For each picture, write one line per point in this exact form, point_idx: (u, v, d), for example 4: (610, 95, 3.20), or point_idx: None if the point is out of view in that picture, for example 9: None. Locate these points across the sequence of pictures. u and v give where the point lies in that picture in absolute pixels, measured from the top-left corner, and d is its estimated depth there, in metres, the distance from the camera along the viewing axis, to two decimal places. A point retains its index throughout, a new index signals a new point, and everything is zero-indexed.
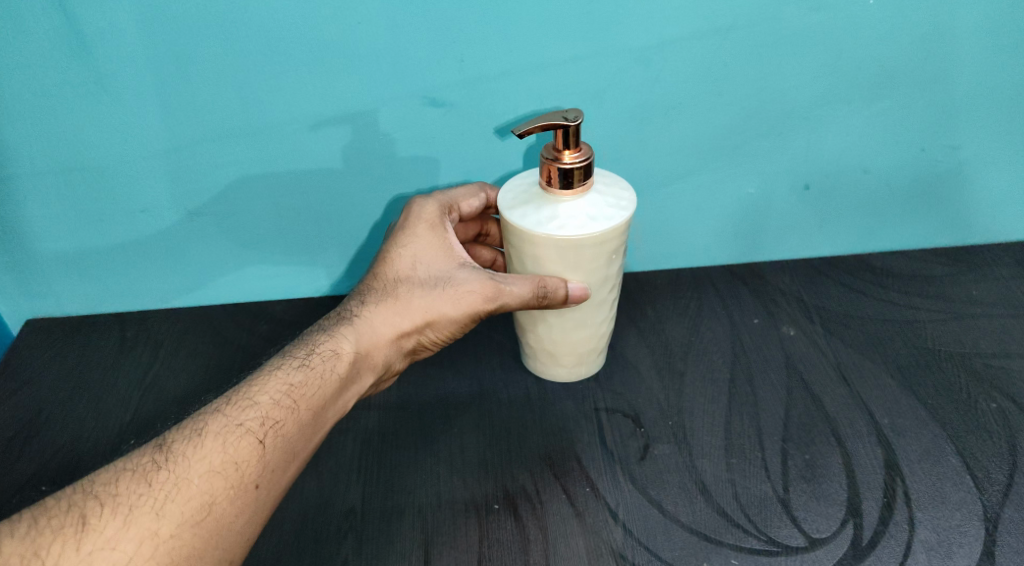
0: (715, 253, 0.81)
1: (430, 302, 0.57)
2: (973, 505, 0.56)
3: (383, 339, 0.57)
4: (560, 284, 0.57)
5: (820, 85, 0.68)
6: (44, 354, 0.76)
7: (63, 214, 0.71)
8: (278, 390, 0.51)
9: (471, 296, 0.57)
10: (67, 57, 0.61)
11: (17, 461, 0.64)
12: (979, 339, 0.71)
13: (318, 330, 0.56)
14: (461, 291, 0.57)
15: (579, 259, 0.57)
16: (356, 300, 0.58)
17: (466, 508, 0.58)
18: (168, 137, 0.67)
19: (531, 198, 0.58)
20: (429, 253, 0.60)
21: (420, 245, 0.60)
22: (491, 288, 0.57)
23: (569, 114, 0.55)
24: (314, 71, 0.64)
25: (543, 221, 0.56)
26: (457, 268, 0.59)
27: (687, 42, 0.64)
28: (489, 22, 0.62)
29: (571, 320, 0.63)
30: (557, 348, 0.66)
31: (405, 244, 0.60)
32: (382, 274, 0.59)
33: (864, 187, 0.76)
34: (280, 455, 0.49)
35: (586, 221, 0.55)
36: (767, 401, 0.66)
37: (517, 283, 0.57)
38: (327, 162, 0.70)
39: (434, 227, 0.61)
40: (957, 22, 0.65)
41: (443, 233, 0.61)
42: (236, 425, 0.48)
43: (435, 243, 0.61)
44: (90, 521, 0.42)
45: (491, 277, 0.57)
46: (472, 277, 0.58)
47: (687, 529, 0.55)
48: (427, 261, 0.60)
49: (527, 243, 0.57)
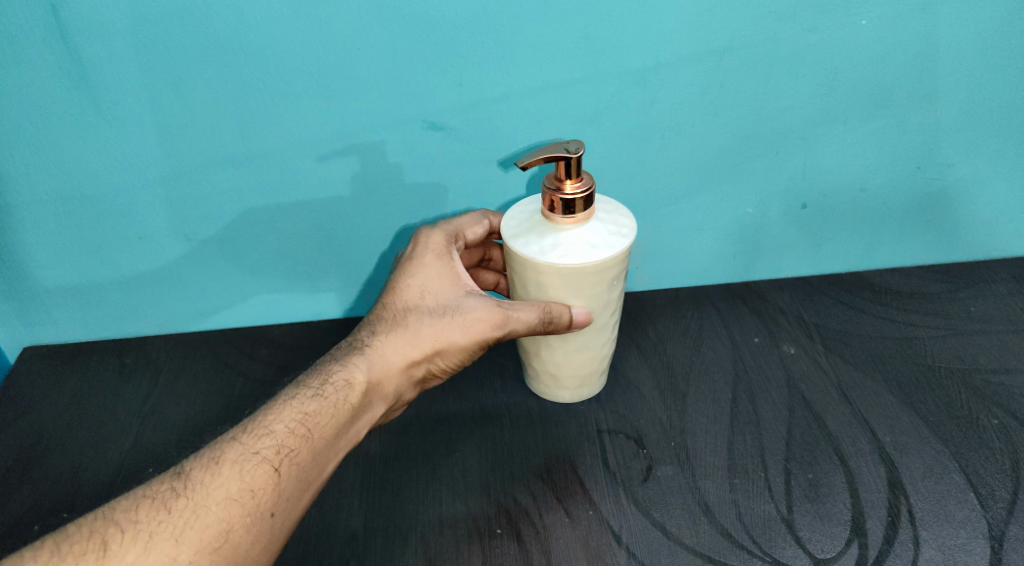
0: (714, 272, 0.81)
1: (439, 329, 0.57)
2: (978, 523, 0.56)
3: (394, 368, 0.56)
4: (565, 310, 0.58)
5: (815, 105, 0.69)
6: (45, 382, 0.76)
7: (62, 241, 0.71)
8: (293, 419, 0.51)
9: (480, 324, 0.57)
10: (67, 87, 0.62)
11: (16, 491, 0.64)
12: (978, 355, 0.71)
13: (330, 360, 0.55)
14: (470, 318, 0.57)
15: (581, 286, 0.57)
16: (367, 330, 0.58)
17: (469, 533, 0.58)
18: (167, 163, 0.67)
19: (534, 225, 0.58)
20: (438, 282, 0.60)
21: (429, 274, 0.60)
22: (500, 315, 0.56)
23: (571, 144, 0.55)
24: (314, 96, 0.64)
25: (545, 249, 0.56)
26: (465, 296, 0.59)
27: (680, 64, 0.65)
28: (486, 46, 0.63)
29: (574, 343, 0.63)
30: (560, 370, 0.66)
31: (413, 274, 0.60)
32: (392, 303, 0.59)
33: (861, 205, 0.76)
34: (295, 484, 0.49)
35: (587, 248, 0.56)
36: (769, 419, 0.66)
37: (525, 308, 0.57)
38: (327, 188, 0.70)
39: (442, 256, 0.61)
40: (948, 41, 0.66)
41: (451, 261, 0.61)
42: (252, 453, 0.48)
43: (443, 272, 0.60)
44: (112, 547, 0.43)
45: (498, 305, 0.57)
46: (481, 304, 0.58)
47: (691, 551, 0.55)
48: (436, 289, 0.59)
49: (530, 270, 0.57)
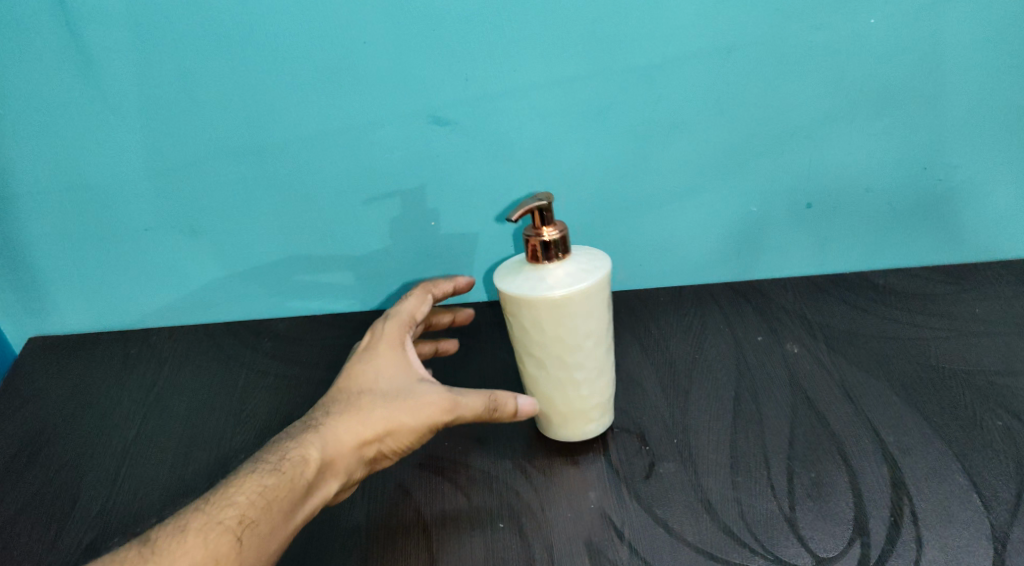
0: (717, 271, 0.81)
1: (393, 413, 0.54)
2: (981, 525, 0.55)
3: (347, 448, 0.53)
4: (510, 399, 0.57)
5: (821, 104, 0.69)
6: (49, 371, 0.76)
7: (68, 231, 0.71)
8: (254, 490, 0.49)
9: (431, 408, 0.54)
10: (75, 76, 0.62)
11: (19, 479, 0.64)
12: (983, 357, 0.71)
13: (285, 435, 0.53)
14: (421, 403, 0.54)
15: (590, 306, 0.57)
16: (320, 409, 0.55)
17: (471, 526, 0.58)
18: (173, 153, 0.67)
19: (525, 275, 0.57)
20: (390, 366, 0.57)
21: (381, 359, 0.57)
22: (450, 400, 0.55)
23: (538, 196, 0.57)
24: (320, 89, 0.64)
25: (553, 287, 0.56)
26: (417, 381, 0.56)
27: (686, 62, 0.65)
28: (492, 40, 0.63)
29: (595, 370, 0.60)
30: (589, 403, 0.62)
31: (365, 358, 0.58)
32: (344, 387, 0.56)
33: (866, 205, 0.76)
34: (256, 556, 0.48)
35: (584, 272, 0.56)
36: (772, 417, 0.66)
37: (473, 395, 0.56)
38: (331, 181, 0.70)
39: (396, 342, 0.59)
40: (954, 40, 0.66)
41: (405, 348, 0.59)
42: (215, 522, 0.47)
43: (396, 357, 0.58)
44: None
45: (448, 390, 0.55)
46: (433, 390, 0.55)
47: (693, 548, 0.55)
48: (389, 373, 0.57)
49: (542, 309, 0.56)
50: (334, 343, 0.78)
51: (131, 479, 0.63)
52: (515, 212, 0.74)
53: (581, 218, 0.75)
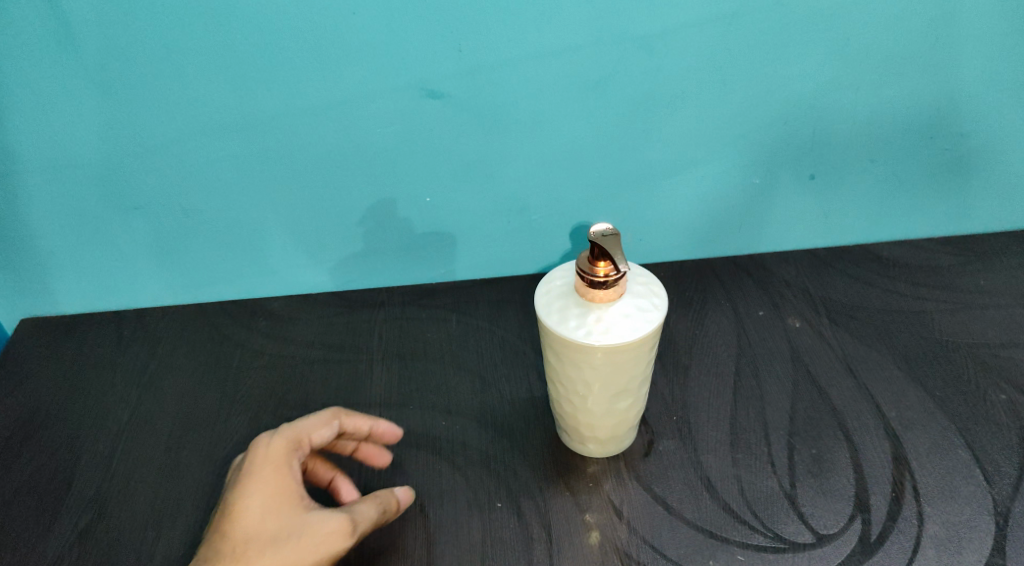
0: (718, 244, 0.80)
1: (288, 556, 0.48)
2: (983, 500, 0.55)
3: None
4: (391, 495, 0.55)
5: (827, 72, 0.66)
6: (42, 353, 0.75)
7: (56, 212, 0.70)
8: None
9: (328, 540, 0.49)
10: (54, 51, 0.60)
11: (14, 462, 0.64)
12: (986, 330, 0.70)
13: None
14: (316, 537, 0.49)
15: (650, 347, 0.52)
16: None
17: (469, 505, 0.57)
18: (159, 130, 0.65)
19: (577, 310, 0.51)
20: (274, 500, 0.51)
21: (263, 492, 0.51)
22: (347, 523, 0.50)
23: (605, 230, 0.50)
24: (309, 62, 0.62)
25: (588, 328, 0.50)
26: (308, 511, 0.51)
27: (688, 30, 0.63)
28: (486, 9, 0.60)
29: (639, 393, 0.56)
30: (629, 422, 0.58)
31: (246, 493, 0.51)
32: (226, 536, 0.49)
33: (870, 176, 0.74)
34: None
35: (645, 315, 0.50)
36: (773, 393, 0.65)
37: (364, 508, 0.52)
38: (323, 157, 0.68)
39: (281, 466, 0.52)
40: (967, 5, 0.63)
41: (291, 472, 0.52)
42: None
43: (281, 486, 0.51)
44: None
45: (343, 512, 0.51)
46: (327, 516, 0.50)
47: (692, 526, 0.55)
48: (275, 511, 0.50)
49: (602, 355, 0.50)
50: (329, 322, 0.77)
51: (126, 461, 0.63)
52: (511, 187, 0.72)
53: (579, 192, 0.73)
